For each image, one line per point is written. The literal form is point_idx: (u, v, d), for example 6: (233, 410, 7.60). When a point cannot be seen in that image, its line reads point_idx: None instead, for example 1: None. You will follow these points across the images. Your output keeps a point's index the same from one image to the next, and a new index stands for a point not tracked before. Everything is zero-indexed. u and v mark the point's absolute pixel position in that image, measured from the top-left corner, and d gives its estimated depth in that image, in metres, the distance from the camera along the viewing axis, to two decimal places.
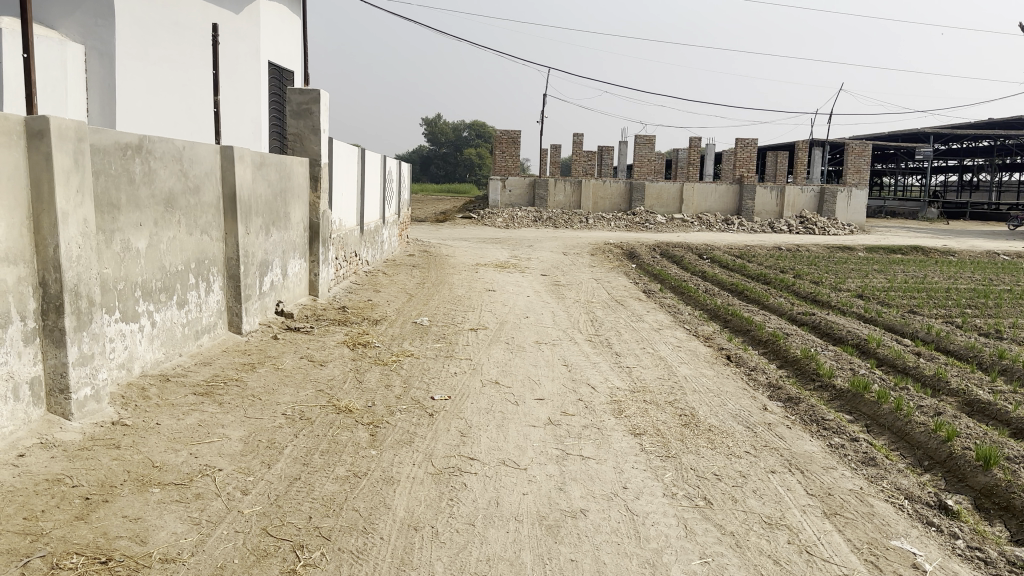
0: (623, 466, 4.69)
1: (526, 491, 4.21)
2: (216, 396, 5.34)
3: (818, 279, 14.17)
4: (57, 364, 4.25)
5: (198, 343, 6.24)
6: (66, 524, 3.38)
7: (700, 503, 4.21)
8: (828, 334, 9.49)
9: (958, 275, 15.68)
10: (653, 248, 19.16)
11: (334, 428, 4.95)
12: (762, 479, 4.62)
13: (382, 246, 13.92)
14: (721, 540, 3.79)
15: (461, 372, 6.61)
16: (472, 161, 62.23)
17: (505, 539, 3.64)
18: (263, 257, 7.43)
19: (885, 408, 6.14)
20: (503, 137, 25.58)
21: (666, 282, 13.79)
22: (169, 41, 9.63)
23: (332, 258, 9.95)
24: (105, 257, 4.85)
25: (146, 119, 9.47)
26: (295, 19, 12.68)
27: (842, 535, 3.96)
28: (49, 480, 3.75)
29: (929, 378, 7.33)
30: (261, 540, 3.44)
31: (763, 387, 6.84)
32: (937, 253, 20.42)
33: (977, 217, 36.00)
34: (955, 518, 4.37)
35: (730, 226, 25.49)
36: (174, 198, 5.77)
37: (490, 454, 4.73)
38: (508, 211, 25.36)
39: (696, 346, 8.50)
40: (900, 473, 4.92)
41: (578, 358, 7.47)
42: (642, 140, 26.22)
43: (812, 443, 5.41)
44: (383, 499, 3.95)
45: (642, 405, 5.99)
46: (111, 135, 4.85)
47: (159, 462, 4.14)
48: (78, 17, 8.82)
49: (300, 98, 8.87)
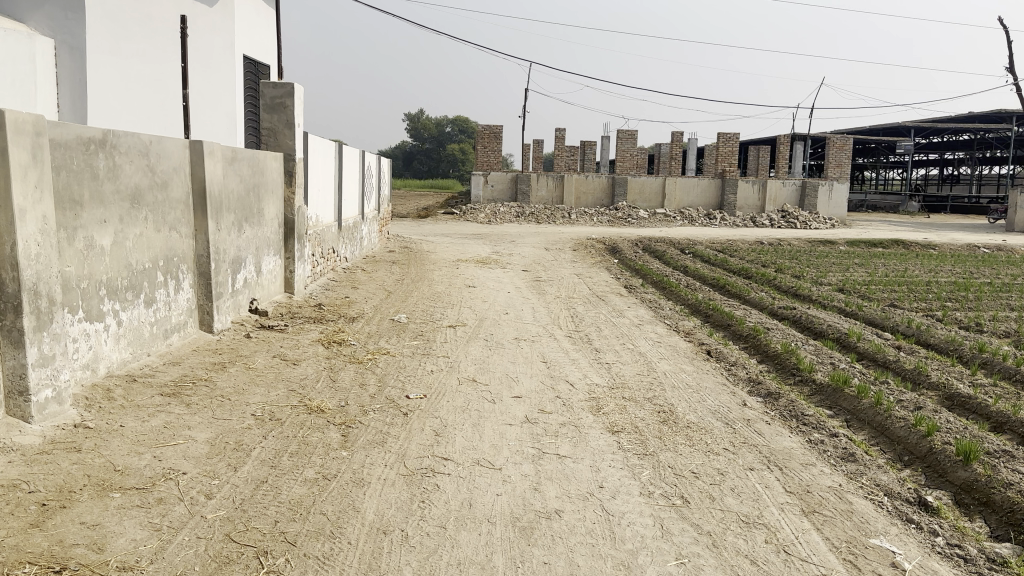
0: (600, 465, 4.61)
1: (500, 492, 4.12)
2: (184, 396, 5.23)
3: (799, 273, 14.15)
4: (17, 365, 4.11)
5: (167, 343, 6.10)
6: (20, 532, 3.25)
7: (677, 502, 4.13)
8: (809, 328, 9.47)
9: (938, 268, 15.73)
10: (635, 242, 19.07)
11: (304, 429, 4.84)
12: (740, 476, 4.56)
13: (361, 242, 13.77)
14: (697, 540, 3.72)
15: (438, 370, 6.50)
16: (455, 157, 62.02)
17: (477, 543, 3.55)
18: (235, 254, 7.29)
19: (865, 403, 6.10)
20: (485, 131, 25.36)
21: (648, 277, 13.73)
22: (141, 33, 9.43)
23: (308, 254, 9.80)
24: (67, 255, 4.70)
25: (117, 113, 9.27)
26: (269, 12, 12.49)
27: (820, 534, 3.90)
28: (5, 485, 3.61)
29: (909, 372, 7.30)
30: (224, 547, 3.33)
31: (744, 382, 6.79)
32: (918, 246, 20.51)
33: (958, 211, 36.25)
34: (935, 514, 4.32)
35: (712, 221, 25.52)
36: (141, 195, 5.63)
37: (464, 454, 4.63)
38: (490, 206, 25.26)
39: (678, 341, 8.45)
40: (880, 469, 4.88)
41: (557, 354, 7.38)
42: (624, 135, 26.14)
43: (792, 439, 5.36)
44: (352, 503, 3.85)
45: (620, 402, 5.92)
46: (72, 130, 4.71)
47: (121, 466, 4.02)
48: (46, 10, 8.62)
49: (274, 92, 8.69)
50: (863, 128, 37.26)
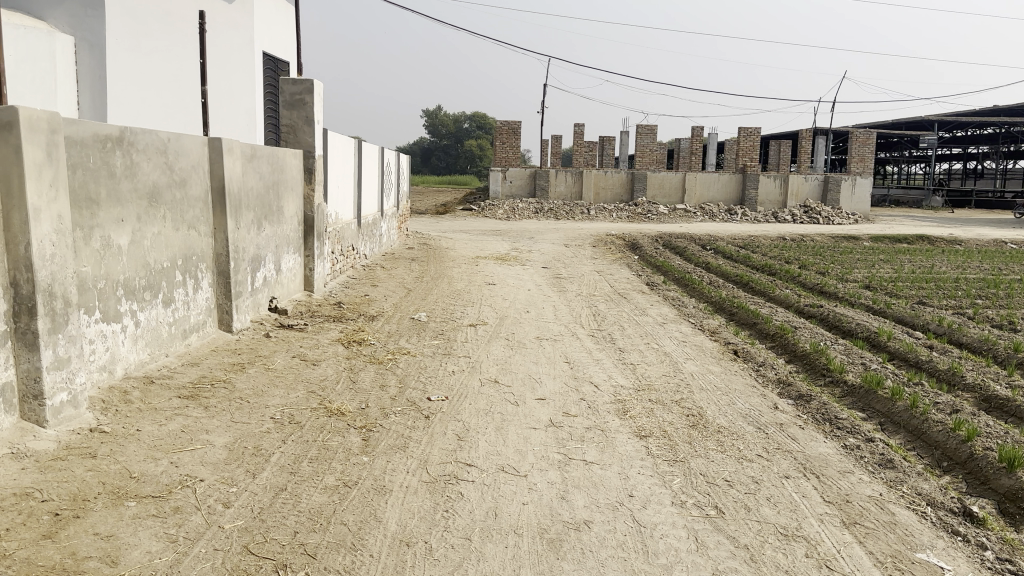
0: (629, 472, 4.45)
1: (525, 502, 3.97)
2: (202, 399, 5.12)
3: (824, 270, 13.89)
4: (31, 368, 4.02)
5: (186, 343, 6.01)
6: (32, 544, 3.14)
7: (711, 512, 3.97)
8: (837, 326, 9.24)
9: (966, 264, 15.39)
10: (656, 239, 18.84)
11: (324, 433, 4.71)
12: (776, 485, 4.39)
13: (380, 240, 13.65)
14: (734, 555, 3.55)
15: (459, 370, 6.36)
16: (473, 153, 61.89)
17: (504, 556, 3.41)
18: (254, 253, 7.19)
19: (900, 405, 5.89)
20: (503, 127, 25.18)
21: (669, 274, 13.51)
22: (160, 30, 9.35)
23: (327, 252, 9.70)
24: (84, 255, 4.61)
25: (137, 110, 9.19)
26: (288, 7, 12.39)
27: (863, 548, 3.72)
28: (18, 494, 3.50)
29: (943, 373, 7.07)
30: (242, 559, 3.21)
31: (773, 384, 6.59)
32: (944, 242, 20.11)
33: (982, 206, 35.64)
34: (981, 525, 4.12)
35: (733, 216, 25.16)
36: (159, 193, 5.52)
37: (488, 460, 4.49)
38: (509, 202, 25.07)
39: (703, 341, 8.25)
40: (921, 477, 4.68)
41: (581, 354, 7.23)
42: (644, 129, 25.90)
43: (827, 444, 5.17)
44: (374, 512, 3.71)
45: (647, 404, 5.76)
46: (88, 127, 4.60)
47: (137, 472, 3.91)
48: (67, 7, 8.53)
49: (293, 88, 8.59)
50: (887, 122, 36.74)
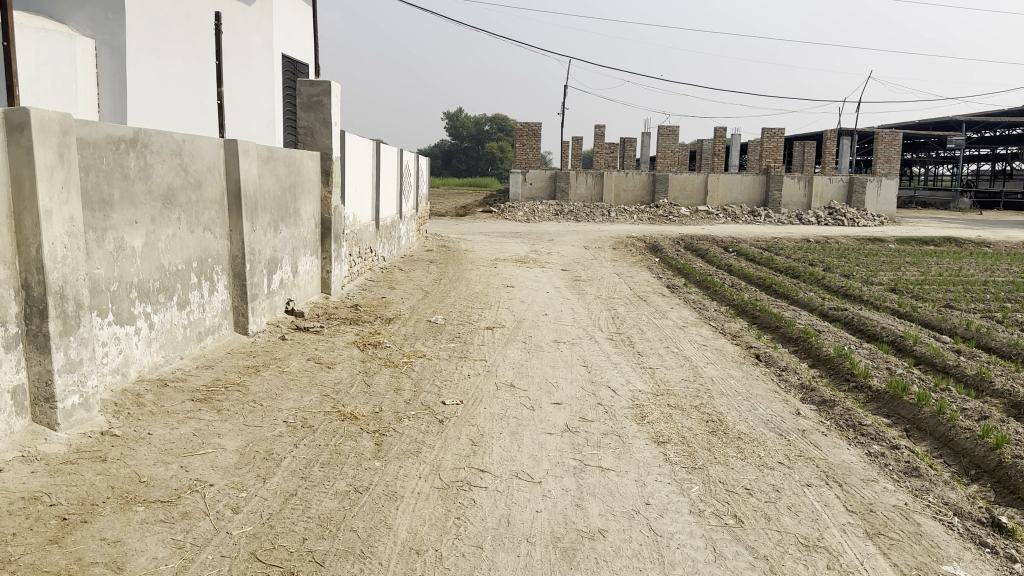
0: (646, 479, 4.35)
1: (540, 509, 3.89)
2: (215, 402, 5.08)
3: (849, 272, 13.65)
4: (42, 371, 4.00)
5: (201, 345, 5.99)
6: (38, 549, 3.11)
7: (730, 521, 3.86)
8: (862, 330, 9.06)
9: (995, 267, 15.05)
10: (677, 241, 18.66)
11: (336, 437, 4.66)
12: (797, 493, 4.27)
13: (398, 242, 13.62)
14: (753, 566, 3.45)
15: (475, 374, 6.29)
16: (494, 155, 61.89)
17: (515, 565, 3.32)
18: (271, 255, 7.17)
19: (926, 412, 5.73)
20: (523, 129, 25.11)
21: (691, 277, 13.35)
22: (180, 33, 9.37)
23: (345, 254, 9.67)
24: (96, 257, 4.59)
25: (158, 112, 9.22)
26: (307, 10, 12.41)
27: (888, 559, 3.59)
28: (27, 498, 3.48)
29: (971, 378, 6.89)
30: (249, 567, 3.16)
31: (795, 389, 6.45)
32: (973, 245, 19.73)
33: (1012, 207, 34.98)
34: (1011, 536, 3.97)
35: (756, 218, 24.90)
36: (174, 194, 5.51)
37: (502, 466, 4.41)
38: (529, 205, 25.00)
39: (724, 345, 8.11)
40: (947, 485, 4.54)
41: (598, 358, 7.12)
42: (665, 131, 25.72)
43: (850, 452, 5.03)
44: (384, 519, 3.65)
45: (665, 410, 5.64)
46: (102, 128, 4.58)
47: (146, 476, 3.88)
48: (87, 10, 8.58)
49: (310, 90, 8.55)
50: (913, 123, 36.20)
